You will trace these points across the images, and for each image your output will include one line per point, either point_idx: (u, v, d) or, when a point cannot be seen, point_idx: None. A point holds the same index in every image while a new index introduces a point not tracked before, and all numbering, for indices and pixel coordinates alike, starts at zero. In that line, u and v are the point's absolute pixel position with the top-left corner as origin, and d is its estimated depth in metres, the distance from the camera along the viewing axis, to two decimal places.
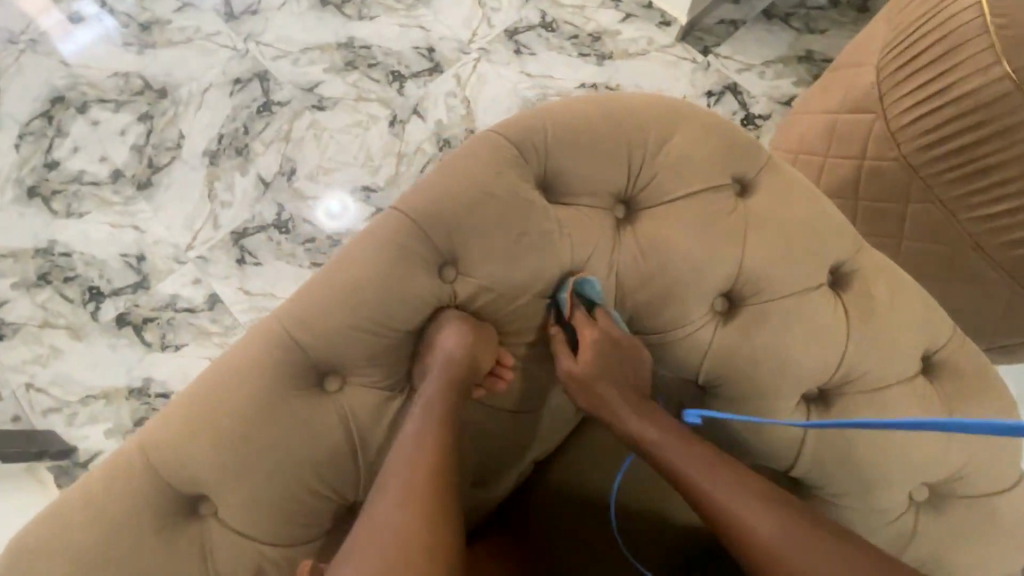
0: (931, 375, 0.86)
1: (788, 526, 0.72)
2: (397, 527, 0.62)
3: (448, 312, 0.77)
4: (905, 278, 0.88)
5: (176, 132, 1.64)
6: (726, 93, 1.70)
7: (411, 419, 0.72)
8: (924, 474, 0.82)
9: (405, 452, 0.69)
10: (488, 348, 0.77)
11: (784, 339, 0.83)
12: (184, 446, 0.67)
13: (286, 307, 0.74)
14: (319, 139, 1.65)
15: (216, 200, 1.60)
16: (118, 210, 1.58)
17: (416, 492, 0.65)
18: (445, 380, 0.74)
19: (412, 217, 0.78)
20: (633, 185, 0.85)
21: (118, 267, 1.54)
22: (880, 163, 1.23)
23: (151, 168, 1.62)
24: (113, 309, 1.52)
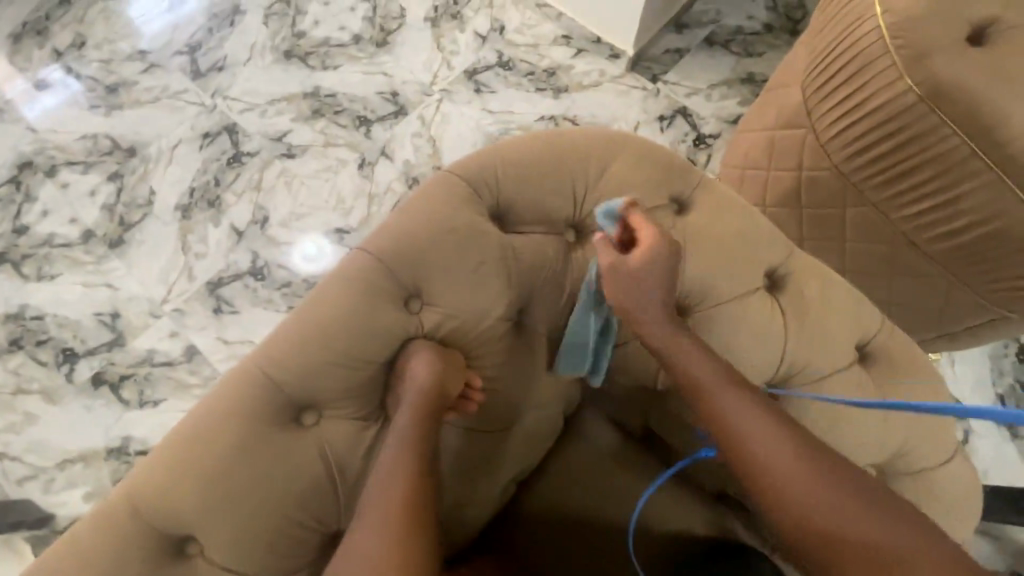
0: (868, 363, 0.94)
1: (797, 464, 0.76)
2: (372, 558, 0.68)
3: (416, 343, 0.81)
4: (835, 277, 0.96)
5: (146, 188, 1.68)
6: (677, 117, 1.83)
7: (386, 449, 0.76)
8: (866, 455, 0.89)
9: (381, 484, 0.73)
10: (456, 375, 0.82)
11: (730, 341, 0.90)
12: (167, 488, 0.70)
13: (261, 348, 0.78)
14: (291, 185, 1.71)
15: (190, 252, 1.63)
16: (90, 269, 1.61)
17: (390, 523, 0.70)
18: (419, 410, 0.77)
19: (378, 255, 0.83)
20: (580, 211, 0.93)
21: (93, 327, 1.55)
22: (815, 173, 1.35)
23: (122, 226, 1.65)
24: (88, 369, 1.52)
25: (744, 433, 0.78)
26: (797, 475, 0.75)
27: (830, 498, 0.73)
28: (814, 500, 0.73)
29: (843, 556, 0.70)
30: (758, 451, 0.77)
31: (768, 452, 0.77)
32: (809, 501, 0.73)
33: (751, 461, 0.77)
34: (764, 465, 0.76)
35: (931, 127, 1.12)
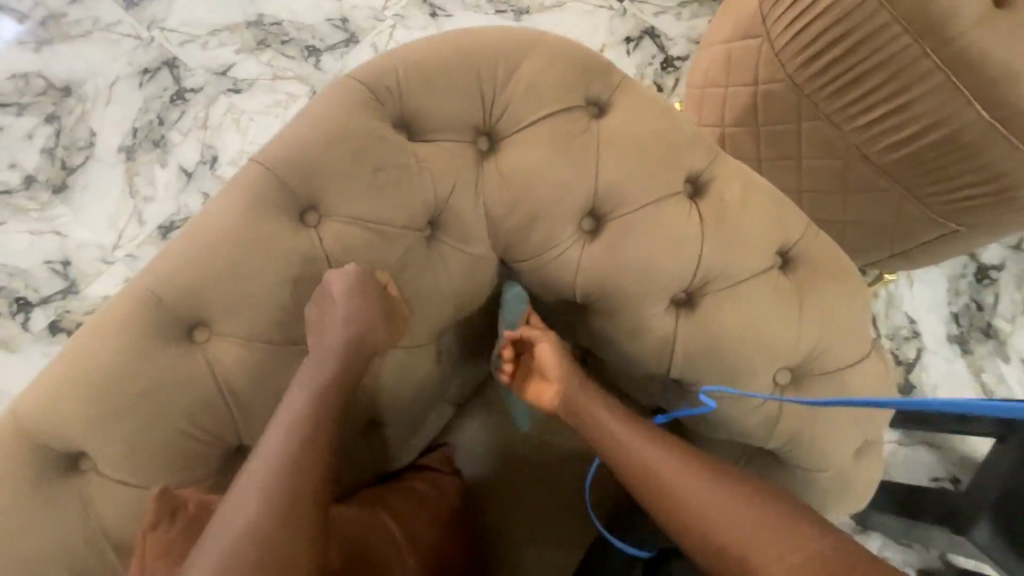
0: (790, 269, 0.92)
1: (666, 470, 0.77)
2: (269, 487, 0.63)
3: (334, 273, 0.76)
4: (761, 181, 0.93)
5: (86, 129, 1.54)
6: (645, 38, 1.72)
7: (301, 381, 0.72)
8: (780, 358, 0.89)
9: (292, 415, 0.69)
10: (383, 305, 0.79)
11: (646, 248, 0.87)
12: (54, 407, 0.68)
13: (152, 266, 0.74)
14: (239, 122, 1.61)
15: (138, 195, 1.54)
16: (36, 217, 1.49)
17: (297, 453, 0.66)
18: (343, 343, 0.75)
19: (268, 166, 0.79)
20: (490, 116, 0.88)
21: (46, 276, 1.46)
22: (771, 86, 1.29)
23: (65, 170, 1.53)
24: (44, 318, 1.44)
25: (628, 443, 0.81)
26: (675, 473, 0.77)
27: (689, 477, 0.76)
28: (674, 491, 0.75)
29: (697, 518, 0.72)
30: (642, 459, 0.79)
31: (652, 460, 0.79)
32: (685, 483, 0.75)
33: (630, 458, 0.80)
34: (643, 459, 0.79)
35: (882, 26, 1.05)
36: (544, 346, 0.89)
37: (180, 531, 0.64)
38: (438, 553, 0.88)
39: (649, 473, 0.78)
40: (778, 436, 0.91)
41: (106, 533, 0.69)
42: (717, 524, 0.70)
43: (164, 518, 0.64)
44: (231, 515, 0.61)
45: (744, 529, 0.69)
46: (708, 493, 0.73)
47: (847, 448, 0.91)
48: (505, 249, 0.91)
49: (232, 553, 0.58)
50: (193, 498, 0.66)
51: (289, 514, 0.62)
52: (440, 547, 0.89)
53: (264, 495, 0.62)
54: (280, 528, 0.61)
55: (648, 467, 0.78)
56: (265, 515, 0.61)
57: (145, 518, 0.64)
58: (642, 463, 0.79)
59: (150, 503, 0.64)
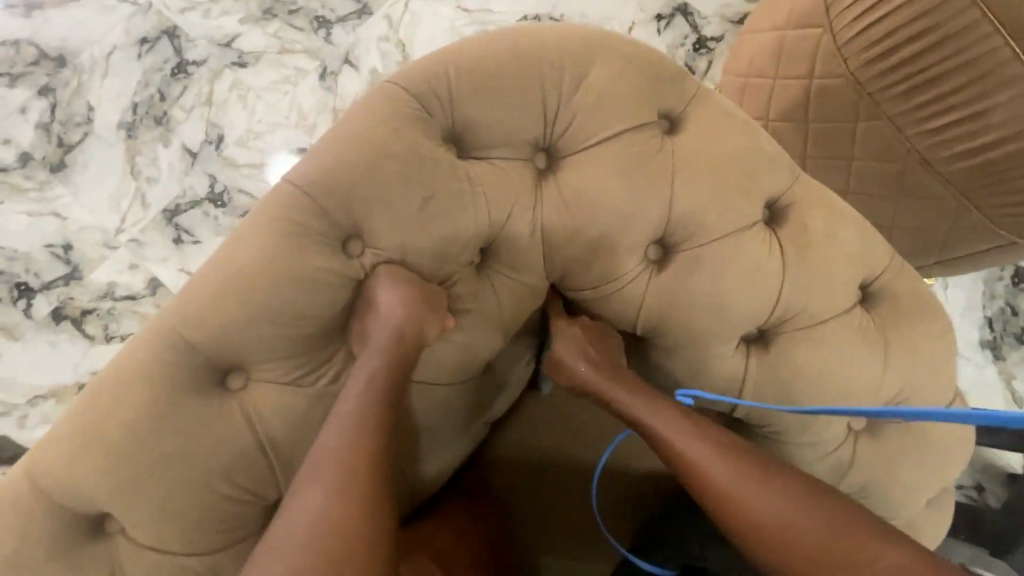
0: (869, 305, 0.85)
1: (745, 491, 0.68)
2: (321, 514, 0.58)
3: (385, 272, 0.71)
4: (843, 207, 0.84)
5: (82, 103, 1.30)
6: (677, 16, 1.54)
7: (349, 393, 0.67)
8: (859, 403, 0.82)
9: (338, 432, 0.64)
10: (436, 320, 0.72)
11: (719, 282, 0.79)
12: (77, 466, 0.61)
13: (177, 304, 0.66)
14: (246, 100, 1.37)
15: (141, 175, 1.32)
16: (34, 198, 1.28)
17: (345, 476, 0.60)
18: (393, 353, 0.69)
19: (305, 189, 0.69)
20: (551, 131, 0.78)
21: (46, 260, 1.28)
22: (827, 82, 1.15)
23: (63, 147, 1.30)
24: (46, 304, 1.27)
25: (693, 449, 0.72)
26: (746, 489, 0.68)
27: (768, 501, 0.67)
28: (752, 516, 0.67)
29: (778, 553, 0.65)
30: (710, 472, 0.70)
31: (720, 474, 0.70)
32: (764, 500, 0.67)
33: (697, 468, 0.71)
34: (707, 468, 0.71)
35: (968, 25, 0.94)
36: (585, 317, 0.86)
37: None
38: None
39: (719, 486, 0.69)
40: (846, 481, 0.86)
41: None
42: (797, 542, 0.64)
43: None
44: (280, 546, 0.56)
45: (830, 550, 0.63)
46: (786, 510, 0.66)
47: (918, 495, 0.86)
48: (562, 278, 0.83)
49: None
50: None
51: (342, 544, 0.56)
52: None
53: (315, 523, 0.57)
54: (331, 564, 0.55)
55: (715, 481, 0.70)
56: (320, 545, 0.56)
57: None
58: (711, 474, 0.70)
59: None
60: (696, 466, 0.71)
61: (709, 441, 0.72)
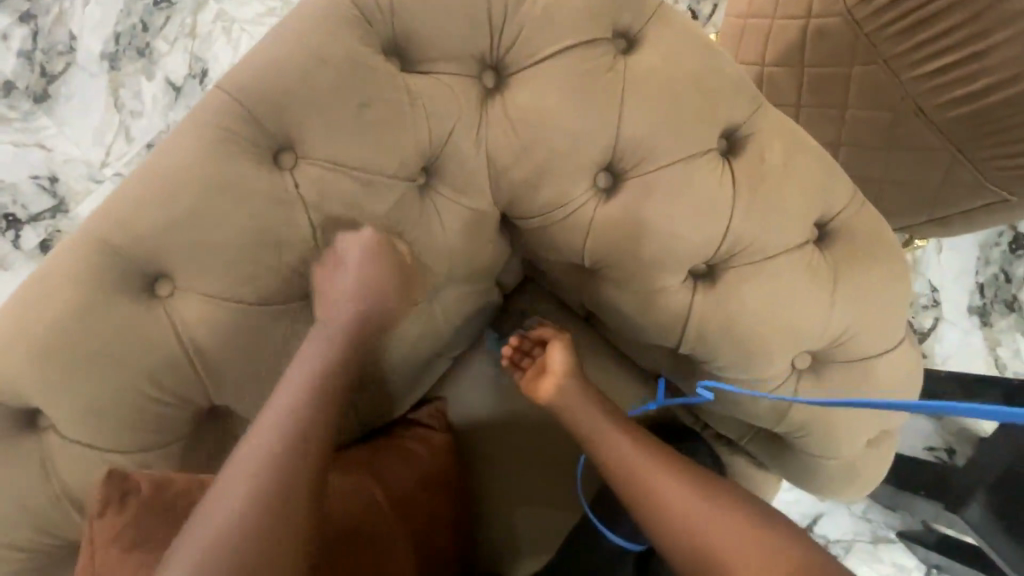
0: (825, 244, 0.82)
1: (641, 460, 0.76)
2: (274, 463, 0.57)
3: (348, 238, 0.69)
4: (807, 141, 0.81)
5: (64, 30, 1.03)
6: None
7: (303, 358, 0.64)
8: (805, 341, 0.81)
9: (285, 394, 0.62)
10: (402, 290, 0.72)
11: (668, 212, 0.77)
12: (4, 361, 0.62)
13: (104, 207, 0.65)
14: (232, 34, 1.14)
15: (125, 109, 1.08)
16: (19, 129, 1.01)
17: (289, 437, 0.59)
18: (354, 322, 0.68)
19: (235, 96, 0.67)
20: (498, 45, 0.74)
21: (33, 194, 1.01)
22: (824, 22, 1.07)
23: (47, 78, 1.03)
24: (35, 237, 1.01)
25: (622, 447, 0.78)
26: (645, 466, 0.75)
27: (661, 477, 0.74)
28: (647, 486, 0.73)
29: (671, 524, 0.70)
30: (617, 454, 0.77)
31: (625, 454, 0.77)
32: (669, 484, 0.73)
33: (608, 451, 0.78)
34: (634, 466, 0.76)
35: None
36: (546, 380, 0.86)
37: (133, 515, 0.55)
38: (424, 511, 0.85)
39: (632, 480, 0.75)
40: (789, 421, 0.86)
41: (68, 497, 0.65)
42: (678, 520, 0.70)
43: (115, 501, 0.55)
44: (214, 503, 0.54)
45: (725, 534, 0.68)
46: (698, 498, 0.71)
47: (858, 438, 0.86)
48: (509, 204, 0.81)
49: (214, 547, 0.52)
50: (148, 479, 0.57)
51: (276, 506, 0.55)
52: (429, 503, 0.87)
53: (252, 483, 0.56)
54: (262, 524, 0.54)
55: (625, 460, 0.76)
56: (286, 490, 0.56)
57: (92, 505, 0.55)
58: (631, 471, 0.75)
59: (98, 486, 0.56)
60: (605, 446, 0.79)
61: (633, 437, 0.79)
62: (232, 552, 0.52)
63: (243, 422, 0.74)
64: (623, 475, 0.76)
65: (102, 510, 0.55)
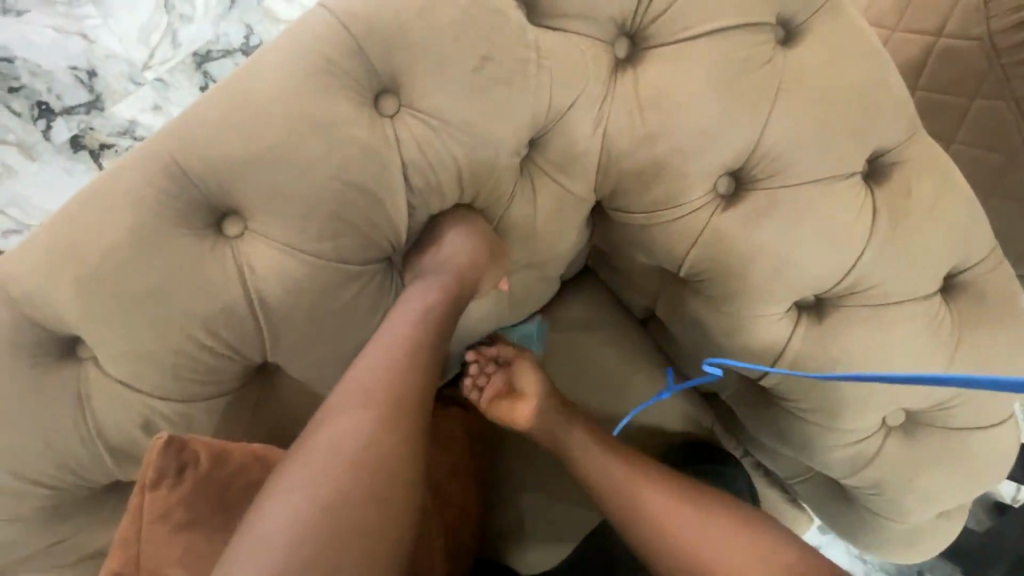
0: (948, 296, 0.75)
1: (653, 499, 0.68)
2: (372, 387, 0.55)
3: (455, 217, 0.66)
4: (957, 180, 0.72)
5: None
6: None
7: (401, 318, 0.61)
8: (904, 399, 0.74)
9: (387, 347, 0.58)
10: (493, 275, 0.69)
11: (795, 234, 0.69)
12: (50, 282, 0.55)
13: (177, 124, 0.57)
14: None
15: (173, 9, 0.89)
16: (61, 11, 0.85)
17: (401, 386, 0.56)
18: (451, 285, 0.65)
19: (344, 22, 0.58)
20: (643, 12, 0.64)
21: (69, 85, 0.84)
22: (956, 42, 0.93)
23: None
24: (64, 131, 0.84)
25: (643, 507, 0.68)
26: (657, 507, 0.68)
27: (683, 518, 0.66)
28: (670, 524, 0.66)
29: None
30: (624, 494, 0.70)
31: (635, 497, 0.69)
32: (686, 527, 0.65)
33: (612, 488, 0.71)
34: (644, 508, 0.68)
35: None
36: (523, 405, 0.76)
37: (190, 488, 0.50)
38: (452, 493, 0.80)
39: (674, 553, 0.64)
40: (864, 474, 0.80)
41: (102, 437, 0.60)
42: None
43: (170, 475, 0.49)
44: (324, 441, 0.51)
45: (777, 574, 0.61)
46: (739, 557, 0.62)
47: (931, 504, 0.81)
48: (614, 193, 0.72)
49: (326, 489, 0.48)
50: (207, 448, 0.51)
51: (385, 451, 0.51)
52: (455, 492, 0.81)
53: (364, 428, 0.52)
54: (371, 465, 0.50)
55: (637, 504, 0.68)
56: (379, 414, 0.53)
57: (144, 476, 0.48)
58: (663, 536, 0.66)
59: (152, 456, 0.48)
60: (615, 486, 0.71)
61: (654, 490, 0.69)
62: (325, 479, 0.48)
63: (291, 383, 0.68)
64: (642, 519, 0.67)
65: (155, 479, 0.48)
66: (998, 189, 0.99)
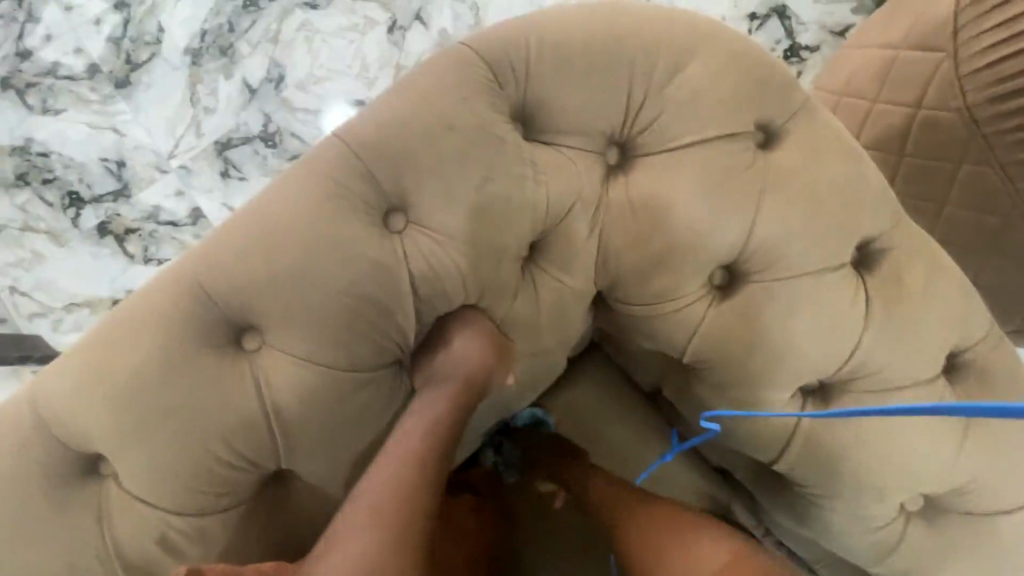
0: (954, 376, 0.75)
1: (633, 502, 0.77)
2: (380, 504, 0.56)
3: (463, 320, 0.69)
4: (945, 262, 0.74)
5: (154, 21, 1.06)
6: (772, 18, 1.23)
7: (409, 432, 0.63)
8: (920, 484, 0.73)
9: (396, 461, 0.60)
10: (500, 374, 0.71)
11: (792, 323, 0.70)
12: (79, 403, 0.58)
13: (202, 248, 0.62)
14: (313, 46, 1.12)
15: (199, 106, 1.08)
16: (96, 111, 1.05)
17: (409, 502, 0.57)
18: (459, 391, 0.67)
19: (356, 151, 0.63)
20: (631, 123, 0.70)
21: (99, 175, 1.05)
22: (934, 115, 0.98)
23: (131, 65, 1.06)
24: (93, 217, 1.05)
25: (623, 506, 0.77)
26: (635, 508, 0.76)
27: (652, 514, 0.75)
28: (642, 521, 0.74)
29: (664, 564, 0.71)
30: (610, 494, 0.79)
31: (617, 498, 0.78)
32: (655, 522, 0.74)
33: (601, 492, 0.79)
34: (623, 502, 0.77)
35: None
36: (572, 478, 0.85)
37: None
38: None
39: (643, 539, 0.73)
40: (890, 562, 0.78)
41: (119, 555, 0.60)
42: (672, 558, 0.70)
43: None
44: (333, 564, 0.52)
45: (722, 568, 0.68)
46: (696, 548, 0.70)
47: None
48: (613, 288, 0.75)
49: None
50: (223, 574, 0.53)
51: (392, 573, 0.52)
52: None
53: (371, 550, 0.53)
54: None
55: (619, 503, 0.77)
56: (387, 533, 0.54)
57: None
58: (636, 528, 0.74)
59: None
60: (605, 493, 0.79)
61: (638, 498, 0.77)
62: None
63: (303, 489, 0.68)
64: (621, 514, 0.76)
65: None
66: (995, 255, 1.01)
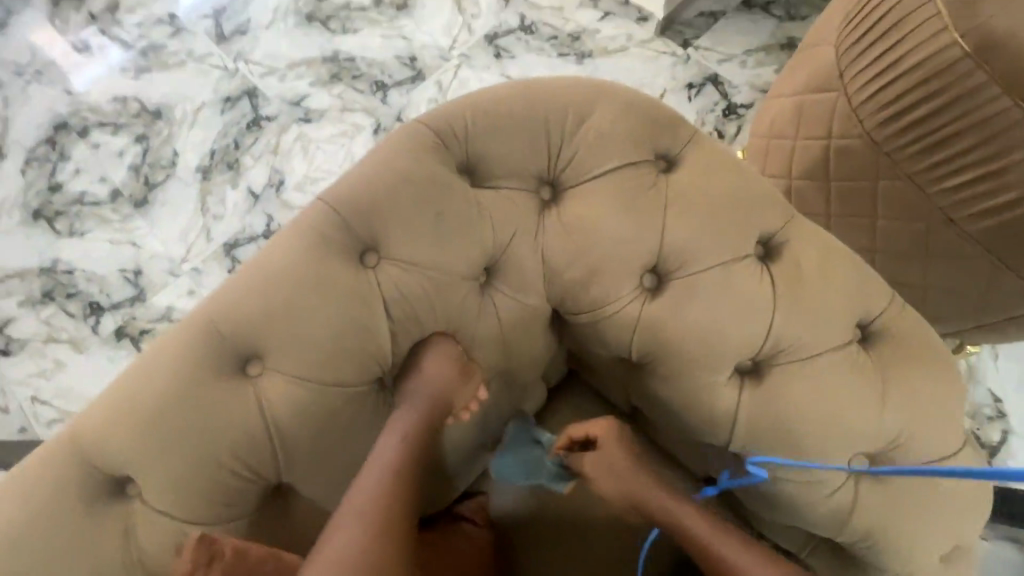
0: (868, 344, 0.85)
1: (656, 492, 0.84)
2: (365, 505, 0.69)
3: (430, 345, 0.80)
4: (837, 247, 0.87)
5: (170, 148, 1.34)
6: (708, 84, 1.45)
7: (388, 443, 0.74)
8: (854, 443, 0.81)
9: (377, 469, 0.72)
10: (466, 391, 0.82)
11: (712, 311, 0.82)
12: (110, 429, 0.69)
13: (214, 296, 0.76)
14: (309, 153, 1.35)
15: (209, 213, 1.30)
16: (117, 228, 1.29)
17: (387, 503, 0.70)
18: (428, 407, 0.78)
19: (336, 208, 0.79)
20: (555, 165, 0.86)
21: (119, 285, 1.26)
22: (844, 142, 1.04)
23: (148, 185, 1.32)
24: (112, 323, 1.24)
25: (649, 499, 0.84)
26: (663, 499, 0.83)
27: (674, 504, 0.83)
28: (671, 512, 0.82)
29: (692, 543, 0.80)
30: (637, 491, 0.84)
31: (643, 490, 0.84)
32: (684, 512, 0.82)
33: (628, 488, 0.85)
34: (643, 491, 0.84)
35: (973, 88, 0.86)
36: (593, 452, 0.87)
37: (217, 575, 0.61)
38: None
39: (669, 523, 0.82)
40: (850, 527, 0.83)
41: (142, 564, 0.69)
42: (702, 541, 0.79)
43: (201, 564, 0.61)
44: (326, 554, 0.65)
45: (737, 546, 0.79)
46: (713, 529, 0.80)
47: (919, 548, 0.83)
48: (561, 300, 0.87)
49: None
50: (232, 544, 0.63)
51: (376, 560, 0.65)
52: None
53: (358, 542, 0.66)
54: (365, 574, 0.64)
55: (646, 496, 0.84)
56: (369, 528, 0.67)
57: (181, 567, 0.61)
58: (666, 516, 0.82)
59: (188, 551, 0.62)
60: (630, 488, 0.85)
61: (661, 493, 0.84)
62: None
63: (302, 502, 0.77)
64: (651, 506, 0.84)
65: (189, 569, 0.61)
66: None
